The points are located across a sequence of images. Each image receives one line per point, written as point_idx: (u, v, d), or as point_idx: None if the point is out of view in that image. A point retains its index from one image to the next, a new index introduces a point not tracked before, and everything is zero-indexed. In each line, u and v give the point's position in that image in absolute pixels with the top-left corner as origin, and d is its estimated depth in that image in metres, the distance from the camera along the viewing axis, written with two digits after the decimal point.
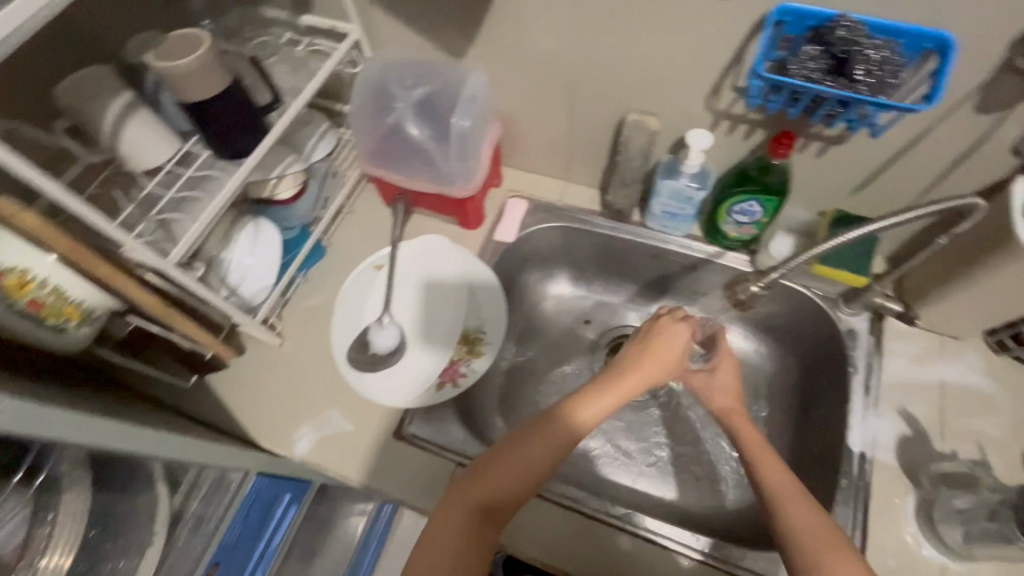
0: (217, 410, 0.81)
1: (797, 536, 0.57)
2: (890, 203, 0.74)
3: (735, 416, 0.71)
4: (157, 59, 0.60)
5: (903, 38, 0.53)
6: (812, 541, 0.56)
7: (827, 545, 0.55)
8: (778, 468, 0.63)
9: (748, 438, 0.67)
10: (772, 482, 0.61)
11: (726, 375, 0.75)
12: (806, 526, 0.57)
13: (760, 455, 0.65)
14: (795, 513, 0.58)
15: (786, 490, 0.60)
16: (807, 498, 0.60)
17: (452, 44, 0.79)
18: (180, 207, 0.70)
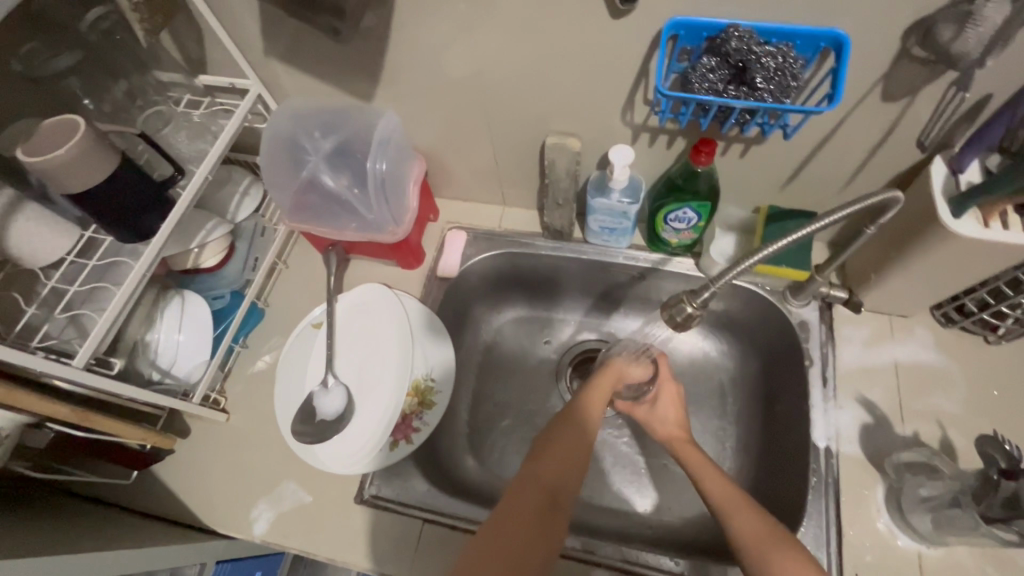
0: (166, 500, 0.76)
1: (744, 540, 0.57)
2: (820, 191, 0.73)
3: (677, 441, 0.71)
4: (30, 154, 0.56)
5: (798, 39, 0.53)
6: (759, 540, 0.56)
7: (774, 543, 0.56)
8: (719, 479, 0.63)
9: (689, 455, 0.68)
10: (715, 494, 0.62)
11: (667, 404, 0.76)
12: (751, 530, 0.57)
13: (703, 470, 0.65)
14: (740, 517, 0.59)
15: (728, 498, 0.61)
16: (750, 502, 0.60)
17: (358, 88, 0.76)
18: (88, 300, 0.66)
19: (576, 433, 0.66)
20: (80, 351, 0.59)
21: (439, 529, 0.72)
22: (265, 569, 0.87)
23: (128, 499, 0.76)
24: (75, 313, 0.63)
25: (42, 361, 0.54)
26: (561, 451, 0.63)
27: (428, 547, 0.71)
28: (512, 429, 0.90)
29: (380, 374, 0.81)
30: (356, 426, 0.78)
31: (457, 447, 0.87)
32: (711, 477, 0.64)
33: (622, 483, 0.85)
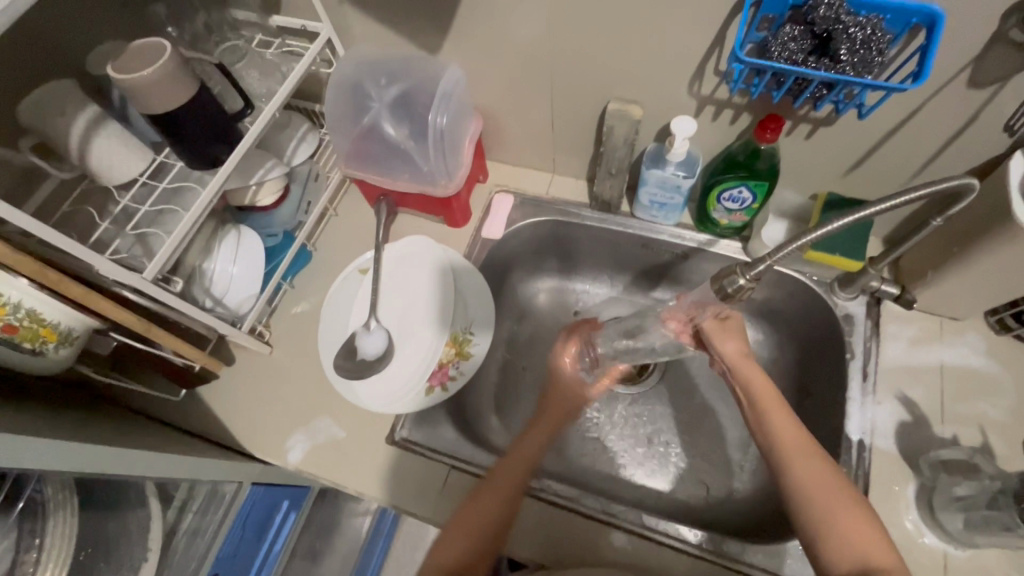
0: (208, 422, 0.80)
1: (809, 488, 0.58)
2: (885, 180, 0.72)
3: (745, 368, 0.70)
4: (116, 71, 0.58)
5: (890, 13, 0.51)
6: (825, 493, 0.57)
7: (836, 499, 0.57)
8: (788, 423, 0.63)
9: (760, 390, 0.67)
10: (783, 435, 0.62)
11: (724, 341, 0.72)
12: (815, 480, 0.58)
13: (767, 402, 0.66)
14: (804, 466, 0.60)
15: (795, 441, 0.61)
16: (816, 450, 0.61)
17: (426, 38, 0.77)
18: (156, 221, 0.67)
19: (502, 482, 0.65)
20: (149, 264, 0.62)
21: (465, 476, 0.74)
22: (293, 500, 0.91)
23: (174, 416, 0.80)
24: (142, 231, 0.65)
25: (113, 266, 0.58)
26: (484, 507, 0.64)
27: (453, 492, 0.73)
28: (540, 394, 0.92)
29: (418, 323, 0.84)
30: (393, 370, 0.81)
31: (485, 405, 0.89)
32: (776, 420, 0.64)
33: (642, 459, 0.86)
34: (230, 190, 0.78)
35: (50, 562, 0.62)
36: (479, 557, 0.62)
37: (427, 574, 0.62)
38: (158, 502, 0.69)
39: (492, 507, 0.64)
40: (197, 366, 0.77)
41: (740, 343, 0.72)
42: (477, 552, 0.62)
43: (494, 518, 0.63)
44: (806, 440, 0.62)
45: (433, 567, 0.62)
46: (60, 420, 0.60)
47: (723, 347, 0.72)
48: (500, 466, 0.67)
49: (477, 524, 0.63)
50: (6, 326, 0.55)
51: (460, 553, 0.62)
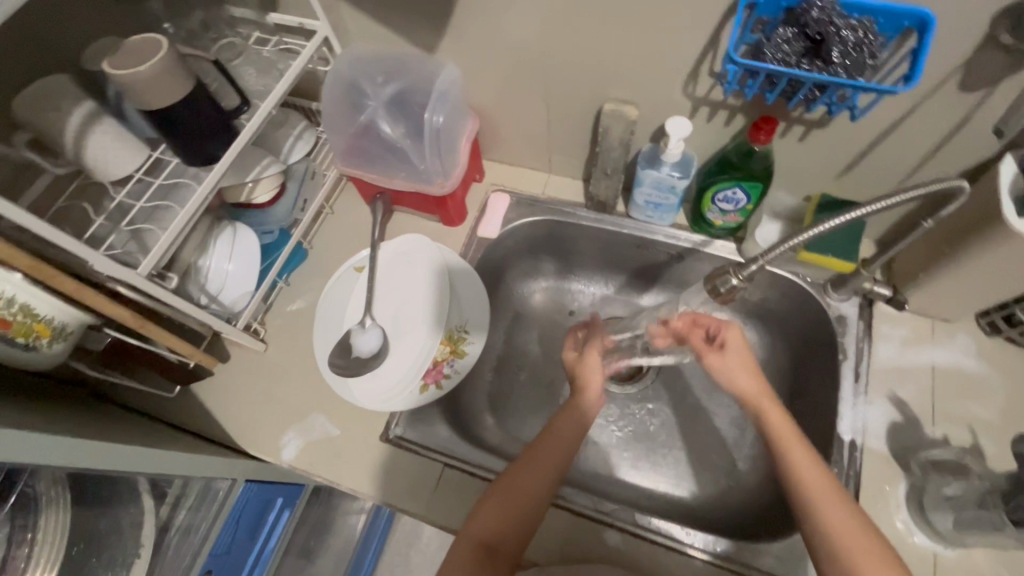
0: (202, 419, 0.80)
1: (837, 539, 0.56)
2: (877, 181, 0.72)
3: (760, 401, 0.66)
4: (112, 67, 0.57)
5: (881, 17, 0.51)
6: (852, 542, 0.56)
7: (867, 552, 0.55)
8: (813, 466, 0.60)
9: (778, 429, 0.63)
10: (809, 484, 0.59)
11: (737, 376, 0.68)
12: (843, 530, 0.57)
13: (786, 441, 0.63)
14: (833, 515, 0.57)
15: (824, 493, 0.59)
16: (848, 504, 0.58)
17: (423, 37, 0.77)
18: (152, 217, 0.67)
19: (534, 470, 0.65)
20: (143, 260, 0.62)
21: (459, 474, 0.74)
22: (287, 497, 0.91)
23: (167, 414, 0.80)
24: (137, 227, 0.65)
25: (108, 262, 0.57)
26: (515, 490, 0.64)
27: (447, 490, 0.73)
28: (533, 392, 0.92)
29: (414, 323, 0.85)
30: (388, 367, 0.82)
31: (480, 403, 0.89)
32: (799, 462, 0.61)
33: (635, 458, 0.86)
34: (226, 187, 0.78)
35: (40, 558, 0.62)
36: (515, 528, 0.63)
37: (464, 544, 0.62)
38: (151, 498, 0.68)
39: (533, 482, 0.65)
40: (191, 363, 0.77)
41: (755, 376, 0.68)
42: (503, 534, 0.62)
43: (532, 495, 0.64)
44: (834, 490, 0.59)
45: (471, 538, 0.62)
46: (51, 415, 0.60)
47: (735, 383, 0.68)
48: (531, 453, 0.67)
49: (514, 494, 0.64)
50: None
51: (485, 533, 0.62)
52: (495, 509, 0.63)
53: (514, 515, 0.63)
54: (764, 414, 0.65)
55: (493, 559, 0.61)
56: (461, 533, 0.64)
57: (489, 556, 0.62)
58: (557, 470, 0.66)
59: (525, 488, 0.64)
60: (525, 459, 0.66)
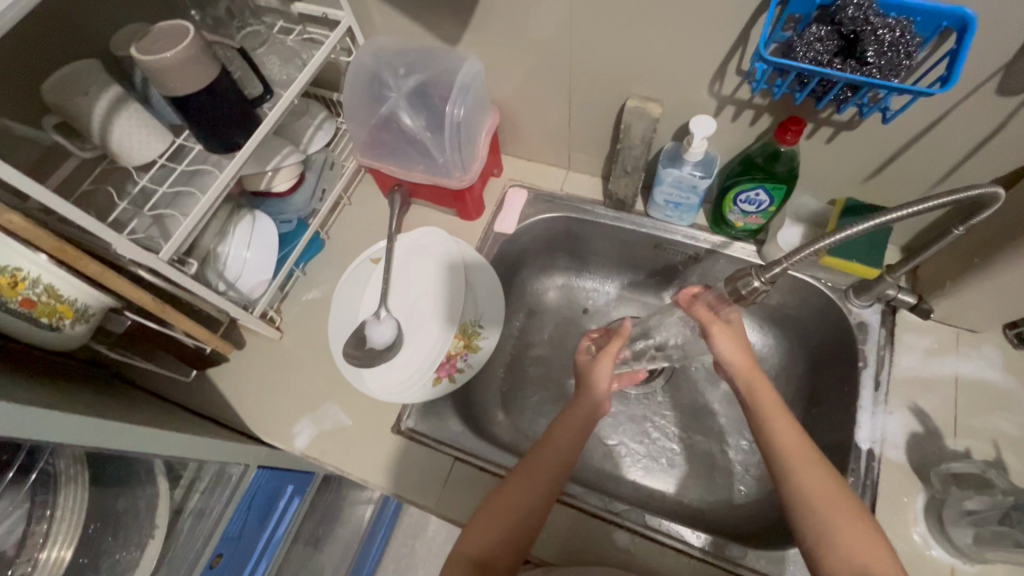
0: (217, 404, 0.81)
1: (811, 496, 0.55)
2: (905, 186, 0.71)
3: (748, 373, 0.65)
4: (139, 53, 0.58)
5: (920, 16, 0.50)
6: (826, 500, 0.54)
7: (844, 516, 0.53)
8: (791, 430, 0.59)
9: (763, 399, 0.63)
10: (783, 442, 0.59)
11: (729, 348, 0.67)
12: (817, 489, 0.55)
13: (769, 407, 0.62)
14: (808, 473, 0.56)
15: (799, 454, 0.57)
16: (827, 468, 0.57)
17: (446, 30, 0.77)
18: (174, 203, 0.68)
19: (527, 483, 0.64)
20: (165, 245, 0.62)
21: (469, 468, 0.74)
22: (298, 485, 0.91)
23: (184, 397, 0.81)
24: (160, 212, 0.66)
25: (129, 246, 0.58)
26: (507, 506, 0.63)
27: (456, 484, 0.73)
28: (545, 390, 0.92)
29: (428, 316, 0.85)
30: (402, 359, 0.83)
31: (491, 399, 0.89)
32: (779, 426, 0.60)
33: (646, 460, 0.86)
34: (246, 175, 0.78)
35: (58, 535, 0.63)
36: (510, 544, 0.61)
37: (459, 562, 0.61)
38: (166, 481, 0.68)
39: (526, 496, 0.63)
40: (208, 348, 0.77)
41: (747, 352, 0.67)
42: (496, 552, 0.61)
43: (526, 510, 0.63)
44: (813, 452, 0.58)
45: (464, 557, 0.61)
46: (71, 395, 0.61)
47: (729, 354, 0.67)
48: (524, 467, 0.65)
49: (507, 508, 0.62)
50: (25, 300, 0.56)
51: (477, 551, 0.61)
52: (486, 526, 0.62)
53: (507, 531, 0.61)
54: (749, 382, 0.64)
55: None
56: (454, 552, 0.62)
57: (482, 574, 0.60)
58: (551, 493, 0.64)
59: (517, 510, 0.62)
60: (520, 473, 0.65)
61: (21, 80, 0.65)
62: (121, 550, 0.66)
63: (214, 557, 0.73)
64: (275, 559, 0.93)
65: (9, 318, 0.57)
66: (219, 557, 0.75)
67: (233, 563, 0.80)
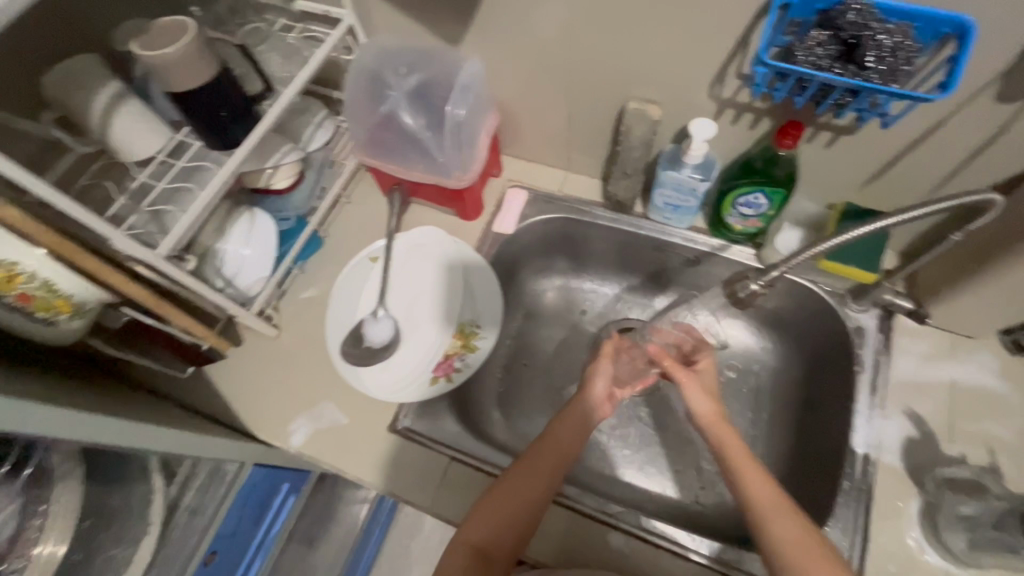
0: (212, 400, 0.81)
1: (787, 548, 0.55)
2: (904, 192, 0.71)
3: (714, 422, 0.68)
4: (140, 48, 0.58)
5: (920, 22, 0.50)
6: (802, 550, 0.54)
7: (823, 568, 0.53)
8: (761, 482, 0.60)
9: (733, 453, 0.64)
10: (754, 494, 0.59)
11: (697, 397, 0.71)
12: (791, 539, 0.55)
13: (739, 459, 0.63)
14: (782, 526, 0.56)
15: (772, 505, 0.58)
16: (798, 515, 0.57)
17: (448, 30, 0.77)
18: (171, 199, 0.68)
19: (530, 474, 0.65)
20: (163, 240, 0.62)
21: (465, 468, 0.74)
22: (293, 483, 0.91)
23: (180, 394, 0.81)
24: (158, 208, 0.65)
25: (127, 240, 0.58)
26: (507, 496, 0.63)
27: (452, 484, 0.73)
28: (542, 390, 0.92)
29: (426, 316, 0.85)
30: (400, 359, 0.82)
31: (488, 400, 0.89)
32: (749, 479, 0.61)
33: (641, 462, 0.86)
34: (244, 173, 0.78)
35: (51, 531, 0.59)
36: (509, 536, 0.62)
37: (457, 552, 0.62)
38: (161, 477, 0.67)
39: (531, 485, 0.64)
40: (205, 345, 0.77)
41: (713, 401, 0.70)
42: (492, 542, 0.62)
43: (529, 502, 0.63)
44: (782, 502, 0.58)
45: (464, 544, 0.62)
46: (67, 390, 0.60)
47: (698, 403, 0.70)
48: (526, 457, 0.66)
49: (508, 499, 0.63)
50: (21, 294, 0.56)
51: (475, 540, 0.62)
52: (484, 515, 0.63)
53: (508, 521, 0.62)
54: (721, 439, 0.66)
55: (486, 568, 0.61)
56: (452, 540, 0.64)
57: (480, 563, 0.62)
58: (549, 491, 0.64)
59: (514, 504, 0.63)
60: (521, 464, 0.66)
61: (19, 73, 0.64)
62: (116, 547, 0.65)
63: (208, 554, 0.73)
64: (270, 557, 0.93)
65: (7, 313, 0.57)
66: (213, 554, 0.75)
67: (227, 560, 0.80)
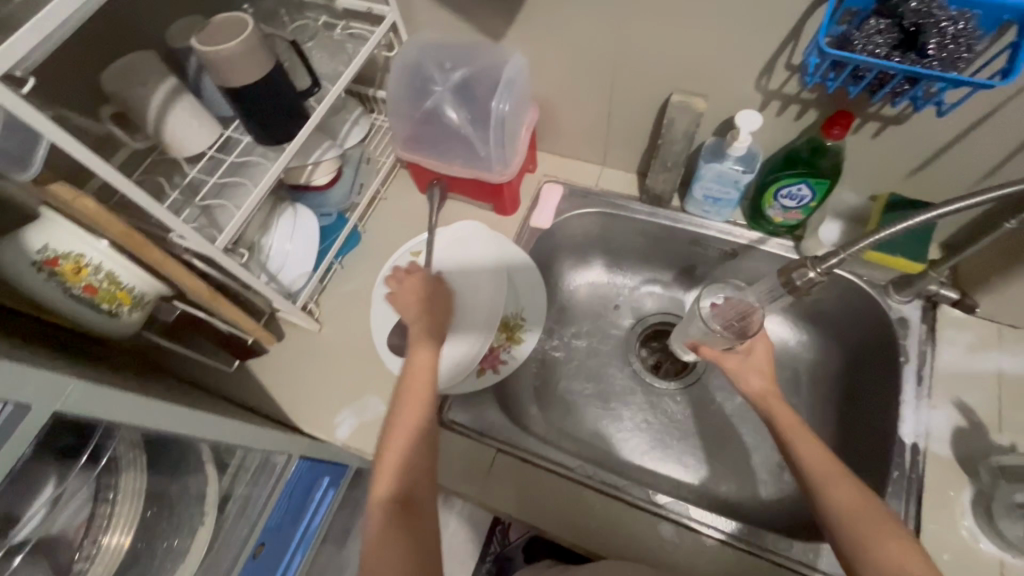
0: (254, 394, 0.81)
1: (846, 512, 0.57)
2: (949, 182, 0.71)
3: (768, 396, 0.70)
4: (202, 44, 0.59)
5: (981, 9, 0.51)
6: (859, 513, 0.57)
7: (878, 527, 0.55)
8: (815, 449, 0.63)
9: (786, 423, 0.66)
10: (811, 463, 0.61)
11: (751, 378, 0.73)
12: (852, 504, 0.58)
13: (792, 431, 0.65)
14: (838, 491, 0.59)
15: (827, 470, 0.60)
16: (853, 481, 0.60)
17: (491, 26, 0.77)
18: (222, 193, 0.69)
19: (412, 405, 0.67)
20: (221, 233, 0.63)
21: (512, 460, 0.74)
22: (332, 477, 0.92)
23: (224, 389, 0.82)
24: (210, 203, 0.66)
25: (191, 233, 0.59)
26: (401, 433, 0.65)
27: (499, 475, 0.74)
28: (578, 384, 0.92)
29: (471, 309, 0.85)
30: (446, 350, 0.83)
31: (525, 394, 0.90)
32: (804, 448, 0.63)
33: (679, 455, 0.86)
34: (288, 169, 0.79)
35: (122, 518, 0.61)
36: (418, 467, 0.64)
37: (377, 511, 0.61)
38: (215, 468, 0.69)
39: (416, 415, 0.66)
40: (250, 339, 0.79)
41: (766, 378, 0.72)
42: (411, 481, 0.63)
43: (419, 427, 0.66)
44: (836, 467, 0.61)
45: (379, 500, 0.62)
46: (129, 381, 0.61)
47: (749, 383, 0.72)
48: (402, 397, 0.68)
49: (403, 433, 0.65)
50: (87, 285, 0.57)
51: (389, 489, 0.62)
52: (389, 462, 0.64)
53: (414, 447, 0.64)
54: (772, 408, 0.68)
55: (412, 510, 0.61)
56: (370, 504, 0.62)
57: (404, 508, 0.61)
58: (420, 434, 0.65)
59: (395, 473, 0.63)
60: (400, 404, 0.67)
61: (76, 69, 0.65)
62: (175, 537, 0.67)
63: (257, 546, 0.74)
64: (308, 552, 0.93)
65: (75, 307, 0.58)
66: (261, 546, 0.76)
67: (272, 553, 0.80)
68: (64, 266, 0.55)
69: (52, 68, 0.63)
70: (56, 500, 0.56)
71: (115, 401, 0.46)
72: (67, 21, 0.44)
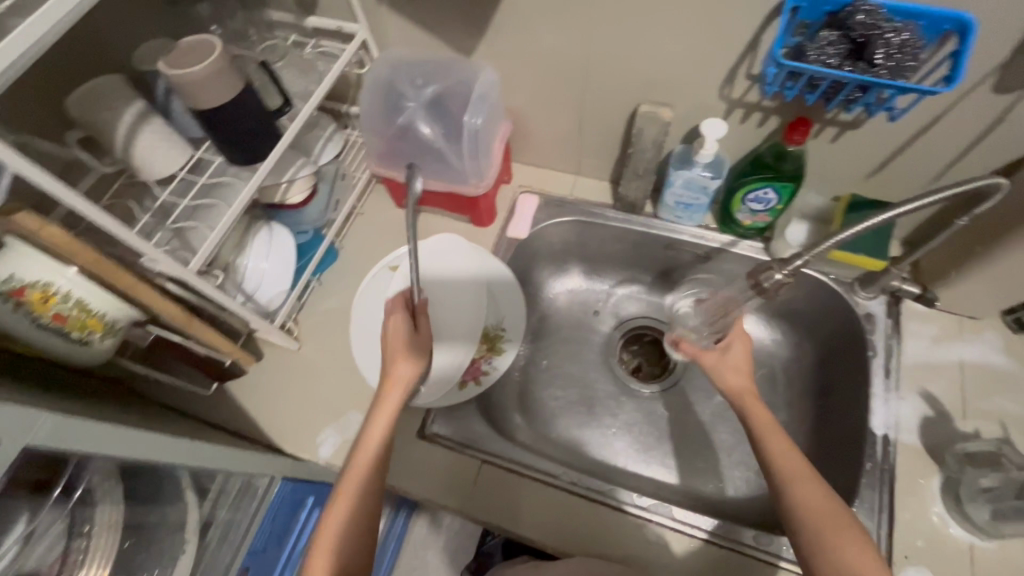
0: (234, 416, 0.80)
1: (808, 509, 0.59)
2: (905, 182, 0.75)
3: (741, 394, 0.71)
4: (169, 67, 0.58)
5: (924, 20, 0.54)
6: (820, 513, 0.59)
7: (836, 527, 0.58)
8: (787, 448, 0.64)
9: (760, 422, 0.68)
10: (780, 462, 0.63)
11: (726, 374, 0.74)
12: (813, 503, 0.60)
13: (766, 431, 0.67)
14: (802, 488, 0.61)
15: (796, 470, 0.62)
16: (817, 476, 0.62)
17: (461, 42, 0.79)
18: (195, 215, 0.68)
19: (357, 481, 0.65)
20: (193, 256, 0.62)
21: (497, 471, 0.75)
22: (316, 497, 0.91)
23: (203, 412, 0.81)
24: (182, 225, 0.66)
25: (163, 257, 0.58)
26: (344, 511, 0.64)
27: (485, 487, 0.74)
28: (560, 391, 0.93)
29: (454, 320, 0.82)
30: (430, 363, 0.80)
31: (508, 403, 0.90)
32: (774, 447, 0.65)
33: (663, 456, 0.88)
34: (261, 188, 0.78)
35: (97, 554, 0.60)
36: (357, 543, 0.64)
37: None
38: (195, 494, 0.68)
39: (360, 492, 0.64)
40: (228, 361, 0.78)
41: (747, 377, 0.74)
42: (348, 558, 0.63)
43: (362, 506, 0.64)
44: (803, 465, 0.63)
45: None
46: (103, 410, 0.60)
47: (726, 379, 0.74)
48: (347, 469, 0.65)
49: (346, 512, 0.63)
50: (56, 315, 0.56)
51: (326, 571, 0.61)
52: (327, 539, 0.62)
53: (353, 527, 0.64)
54: (747, 409, 0.69)
55: None
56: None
57: None
58: (361, 515, 0.64)
59: (349, 505, 0.64)
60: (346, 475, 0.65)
61: (40, 95, 0.64)
62: (155, 566, 0.66)
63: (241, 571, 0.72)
64: None
65: (44, 337, 0.57)
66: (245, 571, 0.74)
67: None
68: (31, 296, 0.54)
69: (14, 94, 0.62)
70: (29, 537, 0.54)
71: (86, 431, 0.46)
72: (29, 51, 0.44)
